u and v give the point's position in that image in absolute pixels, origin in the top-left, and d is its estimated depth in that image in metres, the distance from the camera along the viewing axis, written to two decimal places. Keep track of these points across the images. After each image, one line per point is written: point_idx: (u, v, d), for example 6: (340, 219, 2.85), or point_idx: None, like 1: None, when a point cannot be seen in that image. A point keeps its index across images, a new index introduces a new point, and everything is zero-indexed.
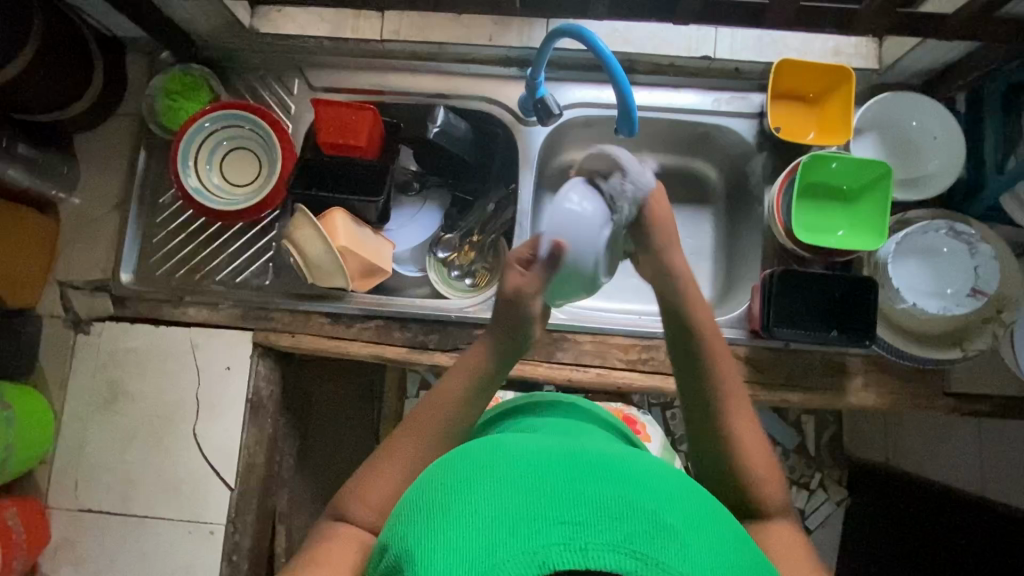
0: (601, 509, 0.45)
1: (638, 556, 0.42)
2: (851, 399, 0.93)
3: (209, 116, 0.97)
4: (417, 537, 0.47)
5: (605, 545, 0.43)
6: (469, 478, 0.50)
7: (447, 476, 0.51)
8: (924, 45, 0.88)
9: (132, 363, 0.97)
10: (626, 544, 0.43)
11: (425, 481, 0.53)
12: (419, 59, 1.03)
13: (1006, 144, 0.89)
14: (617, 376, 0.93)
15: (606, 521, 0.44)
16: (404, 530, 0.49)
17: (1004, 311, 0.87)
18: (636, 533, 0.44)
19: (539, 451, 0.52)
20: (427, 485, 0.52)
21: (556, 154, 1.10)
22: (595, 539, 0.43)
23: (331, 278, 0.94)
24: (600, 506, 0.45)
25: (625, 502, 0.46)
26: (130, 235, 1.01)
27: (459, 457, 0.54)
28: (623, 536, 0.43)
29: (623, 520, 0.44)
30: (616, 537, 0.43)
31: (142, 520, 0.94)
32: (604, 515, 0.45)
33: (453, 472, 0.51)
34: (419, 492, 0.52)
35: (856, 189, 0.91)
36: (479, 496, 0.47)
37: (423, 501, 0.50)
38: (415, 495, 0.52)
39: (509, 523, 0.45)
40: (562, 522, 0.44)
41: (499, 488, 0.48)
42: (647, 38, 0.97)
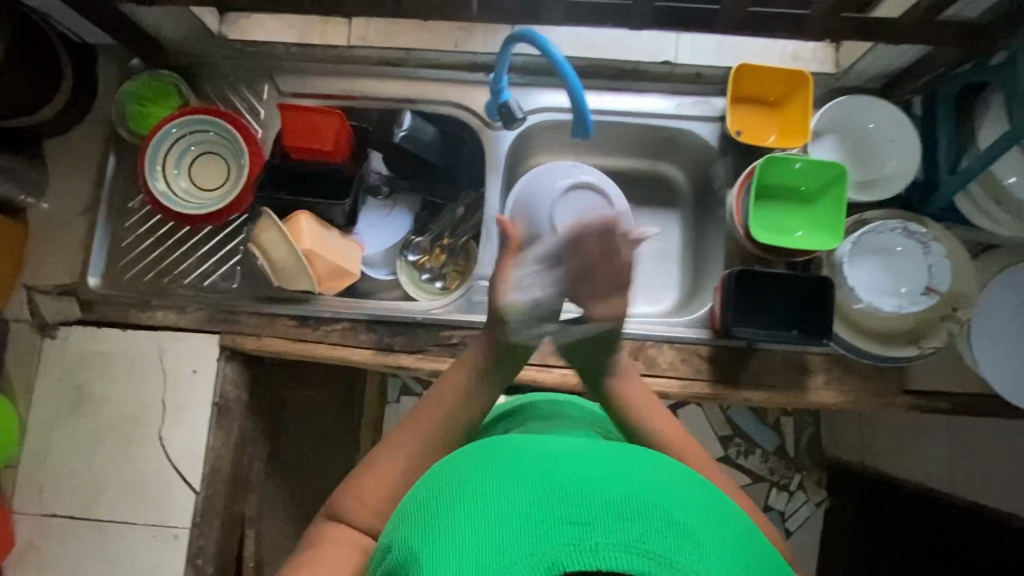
0: (610, 509, 0.46)
1: (650, 555, 0.43)
2: (812, 398, 0.94)
3: (176, 121, 0.98)
4: (427, 539, 0.49)
5: (616, 545, 0.44)
6: (476, 480, 0.51)
7: (455, 480, 0.53)
8: (877, 49, 0.90)
9: (99, 367, 0.97)
10: (637, 544, 0.44)
11: (433, 484, 0.55)
12: (386, 64, 1.04)
13: (958, 145, 0.91)
14: (581, 376, 0.95)
15: (617, 521, 0.45)
16: (414, 533, 0.50)
17: (959, 309, 0.88)
18: (647, 531, 0.45)
19: (545, 453, 0.54)
20: (436, 488, 0.54)
21: (526, 159, 1.12)
22: (605, 539, 0.44)
23: (296, 281, 0.95)
24: (611, 507, 0.47)
25: (635, 502, 0.47)
26: (99, 238, 1.01)
27: (468, 461, 0.56)
28: (634, 535, 0.44)
29: (634, 520, 0.46)
30: (627, 536, 0.44)
31: (106, 525, 0.94)
32: (613, 515, 0.46)
33: (461, 476, 0.53)
34: (428, 495, 0.54)
35: (814, 190, 0.92)
36: (487, 499, 0.49)
37: (436, 504, 0.51)
38: (428, 499, 0.53)
39: (521, 525, 0.46)
40: (571, 523, 0.45)
41: (508, 490, 0.49)
42: (612, 44, 1.02)
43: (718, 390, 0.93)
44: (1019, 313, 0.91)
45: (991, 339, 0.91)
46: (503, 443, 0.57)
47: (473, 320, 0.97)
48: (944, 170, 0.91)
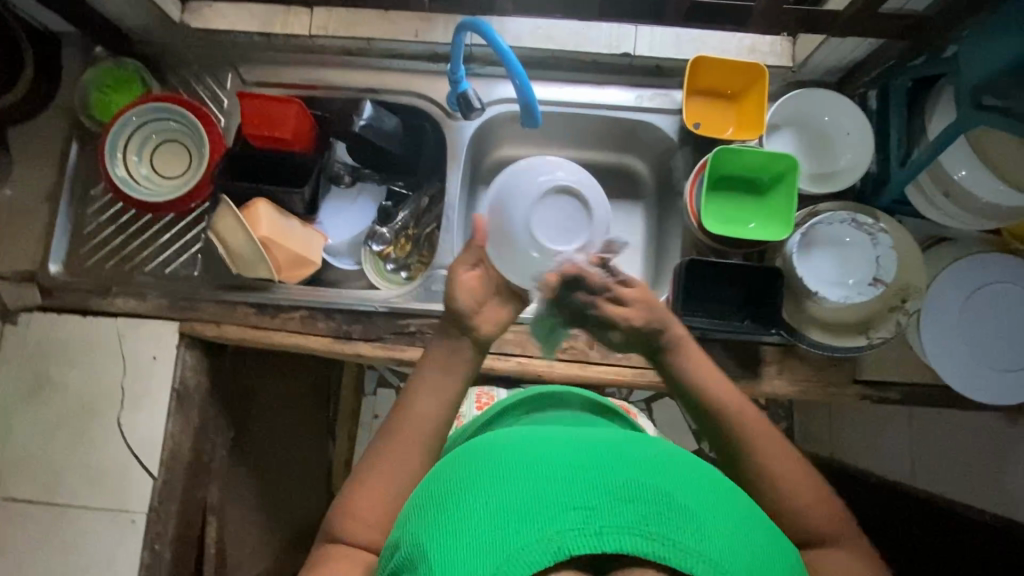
0: (610, 492, 0.46)
1: (655, 537, 0.43)
2: (765, 387, 0.94)
3: (135, 110, 0.98)
4: (427, 536, 0.48)
5: (620, 528, 0.43)
6: (478, 470, 0.51)
7: (453, 475, 0.52)
8: (829, 42, 0.91)
9: (58, 353, 0.98)
10: (641, 526, 0.44)
11: (433, 480, 0.54)
12: (349, 54, 1.05)
13: (908, 138, 0.92)
14: (537, 364, 0.96)
15: (623, 505, 0.45)
16: (418, 531, 0.49)
17: (908, 300, 0.90)
18: (656, 517, 0.44)
19: (543, 440, 0.52)
20: (435, 484, 0.53)
21: (490, 150, 1.13)
22: (608, 522, 0.43)
23: (254, 269, 0.96)
24: (616, 492, 0.46)
25: (638, 485, 0.46)
26: (61, 226, 1.02)
27: (464, 455, 0.55)
28: (637, 518, 0.44)
29: (638, 502, 0.45)
30: (630, 518, 0.44)
31: (64, 510, 0.94)
32: (619, 499, 0.45)
33: (460, 471, 0.52)
34: (429, 491, 0.53)
35: (768, 181, 0.94)
36: (486, 489, 0.48)
37: (438, 499, 0.50)
38: (428, 495, 0.52)
39: (526, 514, 0.45)
40: (574, 507, 0.44)
41: (506, 479, 0.48)
42: (573, 36, 1.01)
43: None
44: (967, 305, 0.92)
45: (940, 330, 0.91)
46: (499, 435, 0.55)
47: (431, 308, 0.98)
48: (895, 163, 0.92)
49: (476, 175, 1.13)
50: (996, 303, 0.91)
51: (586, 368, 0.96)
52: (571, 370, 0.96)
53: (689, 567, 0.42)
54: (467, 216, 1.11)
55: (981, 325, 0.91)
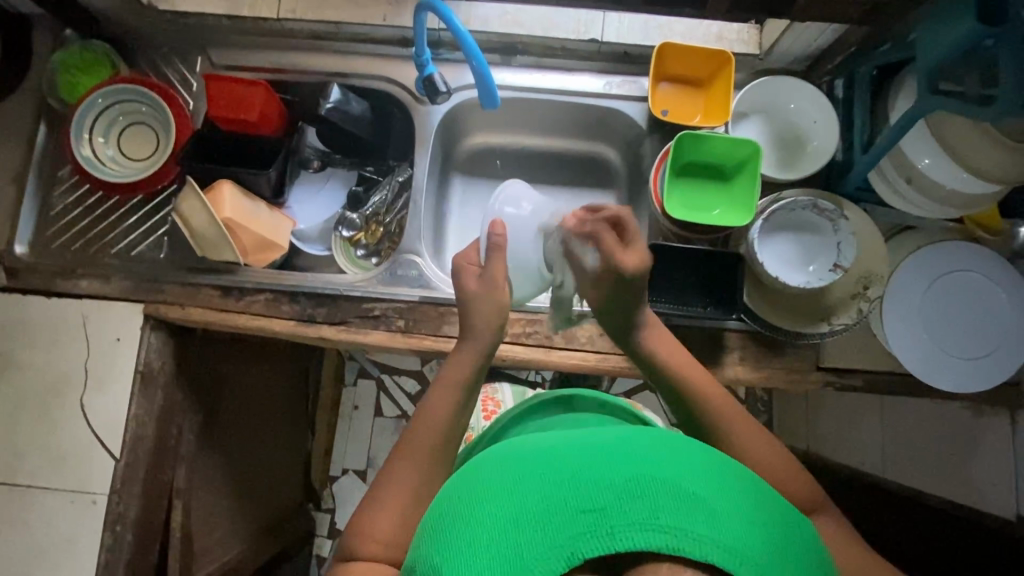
0: (619, 491, 0.47)
1: (666, 528, 0.44)
2: (727, 372, 0.94)
3: (102, 91, 0.98)
4: (443, 552, 0.48)
5: (634, 525, 0.45)
6: (487, 485, 0.53)
7: (464, 492, 0.54)
8: (793, 28, 0.91)
9: (22, 334, 0.97)
10: (652, 521, 0.45)
11: (445, 500, 0.55)
12: (319, 39, 1.05)
13: (872, 125, 0.92)
14: (501, 349, 0.96)
15: (628, 500, 0.47)
16: (432, 549, 0.50)
17: (870, 287, 0.91)
18: (661, 507, 0.46)
19: (552, 450, 0.55)
20: (447, 502, 0.54)
21: (461, 136, 1.13)
22: (622, 520, 0.45)
23: (220, 251, 0.96)
24: (619, 488, 0.48)
25: (641, 480, 0.48)
26: (27, 207, 1.02)
27: (473, 473, 0.57)
28: (647, 514, 0.45)
29: (644, 497, 0.47)
30: (641, 516, 0.45)
31: (25, 490, 0.94)
32: (623, 495, 0.47)
33: (470, 487, 0.54)
34: (441, 510, 0.54)
35: (731, 168, 0.94)
36: (498, 502, 0.50)
37: (447, 516, 0.52)
38: (438, 514, 0.54)
39: (537, 522, 0.47)
40: (585, 510, 0.46)
41: (517, 493, 0.50)
42: (538, 20, 1.01)
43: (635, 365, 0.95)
44: (930, 293, 0.92)
45: (904, 318, 0.91)
46: (509, 451, 0.57)
47: (396, 293, 0.98)
48: (858, 150, 0.92)
49: (448, 162, 1.14)
50: (959, 291, 0.91)
51: (550, 353, 0.96)
52: (535, 355, 0.96)
53: (702, 555, 0.43)
54: (437, 203, 1.11)
55: (943, 313, 0.91)
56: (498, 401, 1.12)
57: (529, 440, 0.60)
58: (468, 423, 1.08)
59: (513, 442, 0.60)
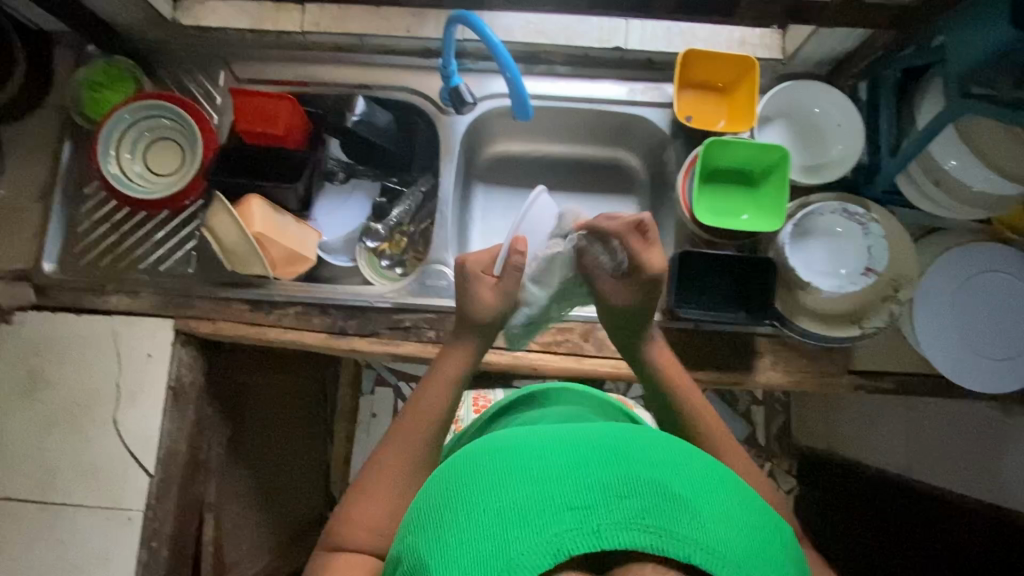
0: (607, 490, 0.48)
1: (652, 530, 0.45)
2: (759, 377, 0.95)
3: (129, 107, 0.99)
4: (430, 545, 0.48)
5: (620, 525, 0.45)
6: (471, 476, 0.52)
7: (450, 483, 0.53)
8: (818, 34, 0.92)
9: (53, 352, 0.97)
10: (638, 520, 0.46)
11: (430, 491, 0.54)
12: (341, 51, 1.05)
13: (899, 128, 0.92)
14: (533, 357, 0.96)
15: (615, 500, 0.47)
16: (418, 539, 0.51)
17: (900, 290, 0.90)
18: (648, 508, 0.46)
19: (538, 439, 0.54)
20: (433, 493, 0.54)
21: (484, 145, 1.13)
22: (608, 520, 0.46)
23: (249, 265, 0.96)
24: (607, 487, 0.48)
25: (629, 480, 0.48)
26: (54, 224, 1.02)
27: (458, 461, 0.56)
28: (633, 514, 0.46)
29: (631, 497, 0.47)
30: (626, 515, 0.46)
31: (59, 509, 0.94)
32: (611, 495, 0.47)
33: (456, 477, 0.53)
34: (427, 502, 0.53)
35: (759, 173, 0.94)
36: (484, 495, 0.49)
37: (432, 508, 0.52)
38: (423, 503, 0.54)
39: (522, 518, 0.46)
40: (572, 508, 0.46)
41: (505, 487, 0.49)
42: (561, 30, 1.01)
43: None
44: (959, 295, 0.92)
45: (933, 320, 0.92)
46: (493, 439, 0.56)
47: (426, 303, 0.98)
48: (886, 154, 0.92)
49: (471, 170, 1.14)
50: (987, 292, 0.92)
51: (582, 361, 0.97)
52: (566, 363, 0.97)
53: (686, 557, 0.44)
54: (462, 211, 1.12)
55: (972, 315, 0.92)
56: (489, 399, 1.12)
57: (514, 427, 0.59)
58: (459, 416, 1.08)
59: (498, 430, 0.59)
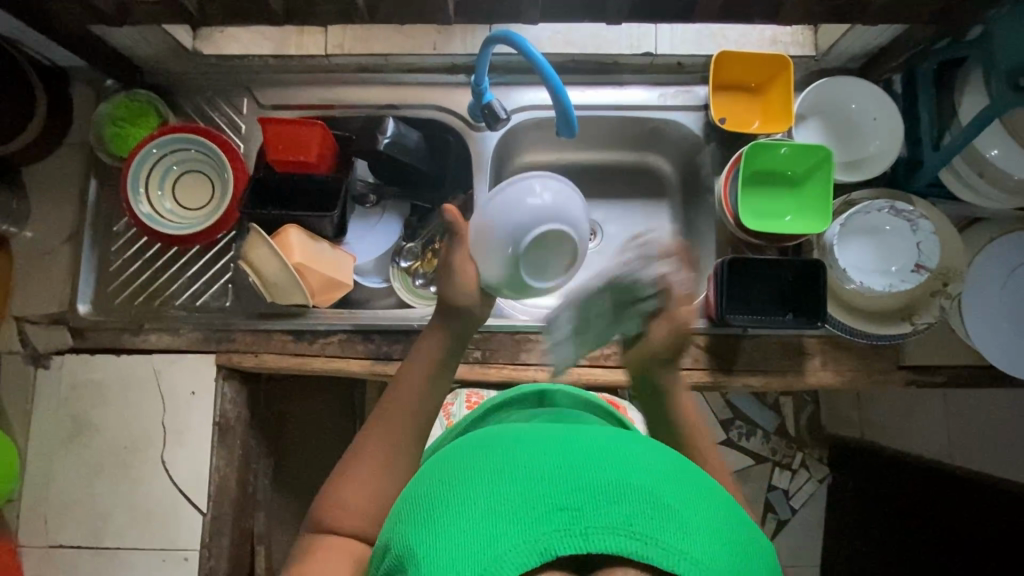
0: (598, 492, 0.46)
1: (640, 537, 0.43)
2: (810, 378, 0.94)
3: (156, 142, 0.97)
4: (418, 536, 0.48)
5: (607, 528, 0.43)
6: (466, 474, 0.51)
7: (442, 479, 0.52)
8: (855, 30, 0.90)
9: (95, 395, 0.96)
10: (625, 526, 0.43)
11: (423, 486, 0.54)
12: (366, 71, 1.04)
13: (940, 122, 0.91)
14: (581, 372, 0.96)
15: (605, 504, 0.45)
16: (408, 531, 0.50)
17: (949, 284, 0.89)
18: (638, 514, 0.44)
19: (536, 442, 0.53)
20: (426, 486, 0.53)
21: (513, 158, 1.12)
22: (596, 523, 0.43)
23: (289, 296, 0.95)
24: (597, 489, 0.46)
25: (621, 485, 0.46)
26: (85, 265, 1.00)
27: (455, 459, 0.55)
28: (622, 518, 0.44)
29: (622, 502, 0.45)
30: (615, 520, 0.44)
31: (114, 552, 0.93)
32: (601, 499, 0.45)
33: (451, 474, 0.52)
34: (420, 496, 0.52)
35: (801, 173, 0.93)
36: (473, 492, 0.48)
37: (424, 501, 0.51)
38: (415, 498, 0.53)
39: (509, 515, 0.45)
40: (561, 509, 0.44)
41: (495, 485, 0.48)
42: (589, 39, 1.00)
43: (718, 378, 0.94)
44: (1008, 285, 0.92)
45: (982, 313, 0.91)
46: (492, 440, 0.55)
47: None
48: (927, 147, 0.91)
49: None
50: None
51: None
52: (615, 375, 0.96)
53: (671, 566, 0.42)
54: None
55: (1022, 304, 0.91)
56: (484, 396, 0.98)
57: (515, 429, 0.58)
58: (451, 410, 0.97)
59: (496, 431, 0.58)
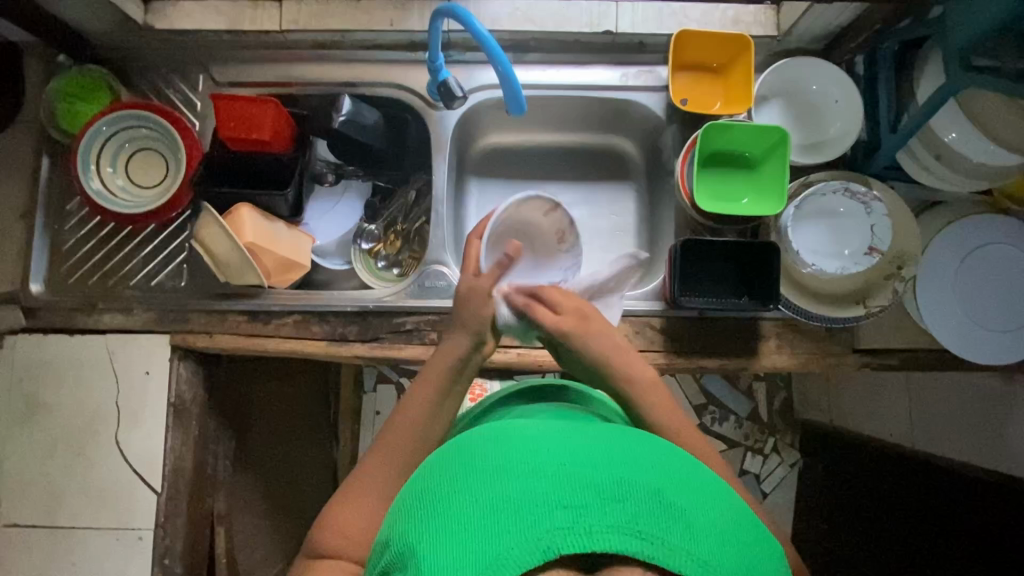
0: (602, 492, 0.46)
1: (644, 536, 0.43)
2: (765, 361, 0.95)
3: (106, 119, 0.95)
4: (419, 533, 0.48)
5: (612, 527, 0.44)
6: (469, 469, 0.51)
7: (446, 474, 0.52)
8: (814, 10, 0.89)
9: (47, 375, 0.95)
10: (630, 525, 0.44)
11: (425, 481, 0.53)
12: (323, 48, 1.02)
13: (898, 104, 0.91)
14: (537, 353, 0.96)
15: (609, 503, 0.45)
16: (408, 527, 0.49)
17: (903, 267, 0.90)
18: (642, 513, 0.45)
19: (541, 438, 0.53)
20: (428, 481, 0.53)
21: (476, 139, 1.11)
22: (600, 521, 0.44)
23: (243, 276, 0.94)
24: (602, 488, 0.46)
25: (626, 484, 0.47)
26: (38, 244, 0.99)
27: (458, 452, 0.55)
28: (626, 517, 0.44)
29: (626, 501, 0.45)
30: (618, 518, 0.44)
31: (68, 532, 0.93)
32: (605, 497, 0.45)
33: (456, 467, 0.52)
34: (422, 490, 0.52)
35: (758, 156, 0.93)
36: (480, 487, 0.48)
37: (426, 498, 0.51)
38: (416, 494, 0.53)
39: (514, 511, 0.45)
40: (565, 506, 0.45)
41: (500, 482, 0.48)
42: (550, 15, 0.98)
43: (674, 361, 0.94)
44: (963, 268, 0.92)
45: (939, 296, 0.91)
46: (496, 433, 0.55)
47: (425, 305, 0.97)
48: (885, 130, 0.91)
49: (463, 164, 1.11)
50: (991, 264, 0.92)
51: None
52: None
53: (676, 566, 0.43)
54: (457, 208, 1.10)
55: (976, 287, 0.91)
56: (486, 387, 1.05)
57: (518, 423, 0.58)
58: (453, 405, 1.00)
59: (499, 425, 0.58)
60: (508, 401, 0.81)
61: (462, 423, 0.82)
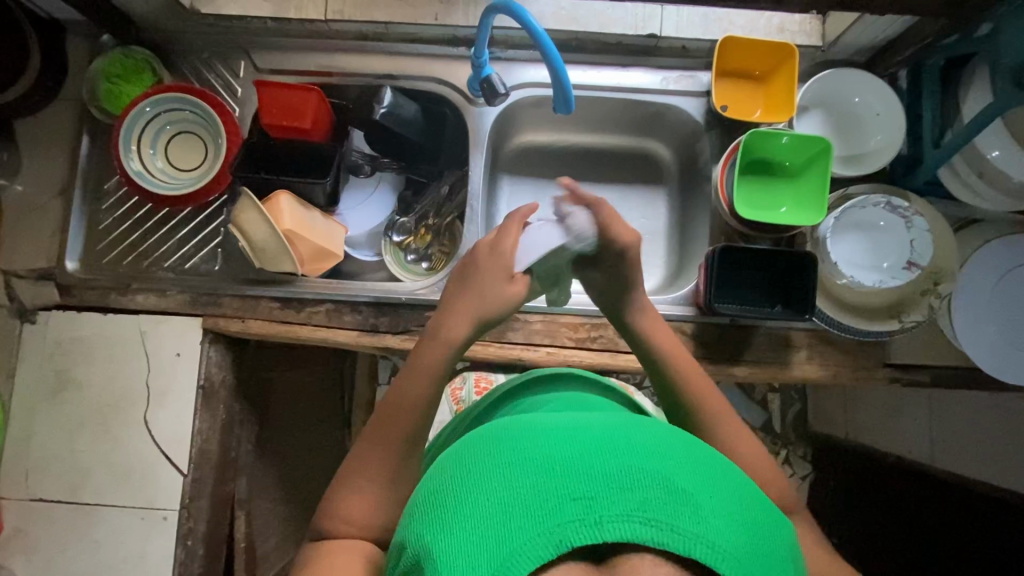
0: (612, 480, 0.44)
1: (654, 523, 0.42)
2: (795, 371, 0.94)
3: (150, 100, 0.95)
4: (431, 529, 0.46)
5: (621, 516, 0.42)
6: (477, 466, 0.49)
7: (454, 471, 0.50)
8: (863, 20, 0.89)
9: (80, 352, 0.96)
10: (639, 512, 0.43)
11: (435, 476, 0.52)
12: (366, 39, 1.03)
13: (942, 119, 0.90)
14: (566, 354, 0.96)
15: (617, 492, 0.44)
16: (421, 525, 0.48)
17: (940, 284, 0.89)
18: (649, 499, 0.43)
19: (547, 429, 0.51)
20: (438, 478, 0.51)
21: (511, 137, 1.11)
22: (610, 511, 0.43)
23: (279, 262, 0.95)
24: (610, 478, 0.45)
25: (633, 470, 0.45)
26: (75, 222, 0.99)
27: (466, 447, 0.53)
28: (635, 505, 0.43)
29: (634, 488, 0.44)
30: (627, 506, 0.43)
31: (93, 509, 0.93)
32: (613, 486, 0.44)
33: (465, 462, 0.51)
34: (432, 486, 0.51)
35: (799, 165, 0.93)
36: (488, 483, 0.47)
37: (435, 493, 0.50)
38: (427, 489, 0.51)
39: (524, 505, 0.44)
40: (575, 498, 0.44)
41: (508, 477, 0.46)
42: (594, 17, 0.99)
43: (705, 367, 0.94)
44: (997, 289, 0.91)
45: (972, 313, 0.91)
46: (504, 427, 0.54)
47: None
48: (928, 145, 0.91)
49: (497, 162, 1.12)
50: None
51: (615, 356, 0.96)
52: (600, 359, 0.96)
53: (687, 550, 0.41)
54: (490, 206, 1.10)
55: (1011, 308, 0.91)
56: (492, 379, 1.01)
57: (526, 417, 0.56)
58: (459, 395, 0.99)
59: (508, 418, 0.56)
60: (517, 392, 0.79)
61: (476, 407, 0.81)
